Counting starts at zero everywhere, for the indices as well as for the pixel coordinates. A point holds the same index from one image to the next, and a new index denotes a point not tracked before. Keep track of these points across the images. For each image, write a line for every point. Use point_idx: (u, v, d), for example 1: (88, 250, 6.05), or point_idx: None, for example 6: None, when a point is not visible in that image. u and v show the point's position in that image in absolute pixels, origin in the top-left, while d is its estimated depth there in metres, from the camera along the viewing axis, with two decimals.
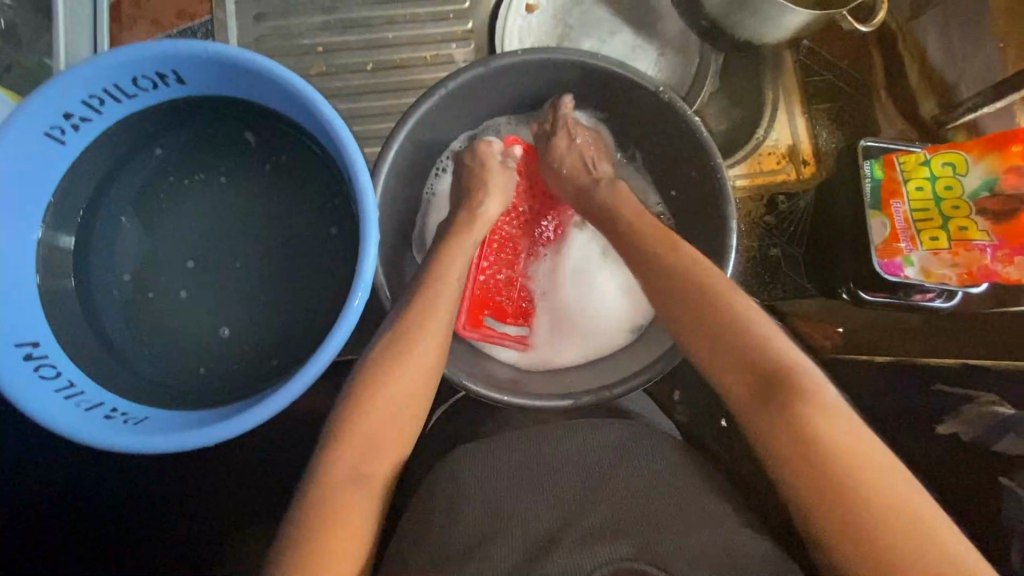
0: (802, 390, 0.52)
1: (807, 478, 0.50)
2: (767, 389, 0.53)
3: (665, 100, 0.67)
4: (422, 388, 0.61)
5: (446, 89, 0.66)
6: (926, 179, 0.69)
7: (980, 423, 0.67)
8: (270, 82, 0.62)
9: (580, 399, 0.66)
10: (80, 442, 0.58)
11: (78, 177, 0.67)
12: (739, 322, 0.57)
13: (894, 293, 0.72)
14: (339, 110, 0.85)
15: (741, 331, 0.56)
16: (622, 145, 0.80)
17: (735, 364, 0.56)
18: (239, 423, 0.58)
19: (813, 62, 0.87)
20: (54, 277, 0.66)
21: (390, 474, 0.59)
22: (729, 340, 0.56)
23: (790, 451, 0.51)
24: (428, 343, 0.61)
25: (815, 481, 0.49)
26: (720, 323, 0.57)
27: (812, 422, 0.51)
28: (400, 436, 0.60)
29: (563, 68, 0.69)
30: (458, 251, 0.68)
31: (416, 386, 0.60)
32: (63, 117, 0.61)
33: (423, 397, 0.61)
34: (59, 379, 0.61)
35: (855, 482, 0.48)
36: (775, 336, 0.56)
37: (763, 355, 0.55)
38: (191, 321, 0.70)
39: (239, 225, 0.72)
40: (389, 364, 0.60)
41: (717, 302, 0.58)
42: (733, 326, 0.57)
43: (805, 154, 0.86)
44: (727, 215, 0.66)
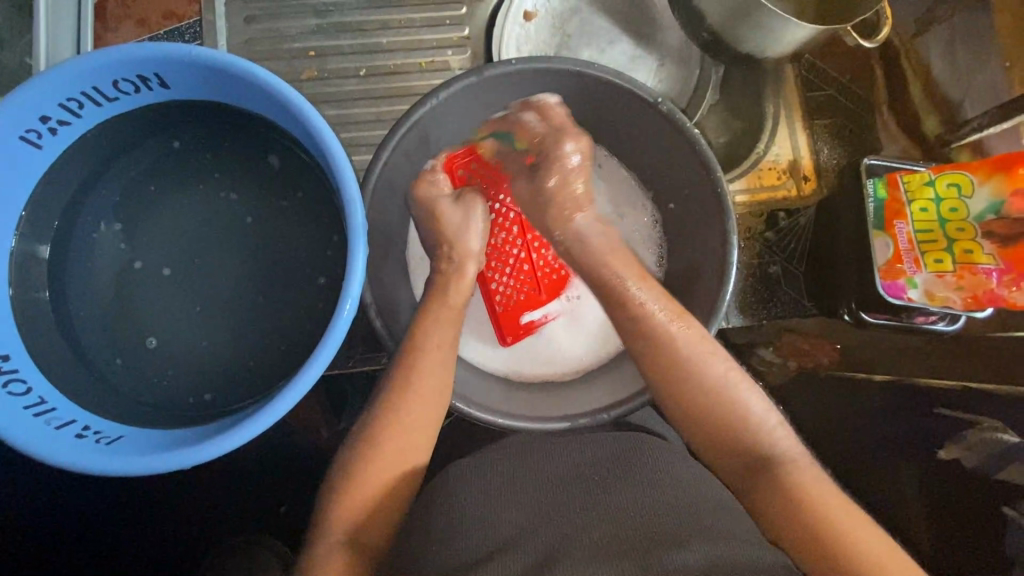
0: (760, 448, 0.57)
1: (790, 528, 0.52)
2: (734, 446, 0.58)
3: (663, 111, 0.65)
4: (430, 410, 0.61)
5: (440, 98, 0.64)
6: (930, 200, 0.68)
7: (982, 450, 0.65)
8: (256, 87, 0.60)
9: (576, 421, 0.63)
10: (46, 462, 0.55)
11: (56, 183, 0.64)
12: (711, 381, 0.59)
13: (896, 315, 0.70)
14: (330, 116, 0.82)
15: (708, 391, 0.59)
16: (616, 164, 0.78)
17: (705, 429, 0.59)
18: (217, 445, 0.55)
19: (815, 76, 0.86)
20: (28, 288, 0.63)
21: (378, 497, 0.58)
22: (701, 404, 0.59)
23: (765, 503, 0.55)
24: (430, 363, 0.61)
25: (795, 531, 0.52)
26: (697, 383, 0.59)
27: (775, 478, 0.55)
28: (403, 454, 0.59)
29: (559, 77, 0.67)
30: (468, 264, 0.68)
31: (425, 409, 0.60)
32: (40, 120, 0.58)
33: (431, 418, 0.61)
34: (28, 395, 0.58)
35: (822, 522, 0.51)
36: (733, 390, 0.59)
37: (728, 417, 0.59)
38: (172, 334, 0.67)
39: (225, 235, 0.69)
40: (398, 386, 0.60)
41: (692, 362, 0.59)
42: (703, 388, 0.59)
43: (806, 169, 0.84)
44: (727, 232, 0.64)
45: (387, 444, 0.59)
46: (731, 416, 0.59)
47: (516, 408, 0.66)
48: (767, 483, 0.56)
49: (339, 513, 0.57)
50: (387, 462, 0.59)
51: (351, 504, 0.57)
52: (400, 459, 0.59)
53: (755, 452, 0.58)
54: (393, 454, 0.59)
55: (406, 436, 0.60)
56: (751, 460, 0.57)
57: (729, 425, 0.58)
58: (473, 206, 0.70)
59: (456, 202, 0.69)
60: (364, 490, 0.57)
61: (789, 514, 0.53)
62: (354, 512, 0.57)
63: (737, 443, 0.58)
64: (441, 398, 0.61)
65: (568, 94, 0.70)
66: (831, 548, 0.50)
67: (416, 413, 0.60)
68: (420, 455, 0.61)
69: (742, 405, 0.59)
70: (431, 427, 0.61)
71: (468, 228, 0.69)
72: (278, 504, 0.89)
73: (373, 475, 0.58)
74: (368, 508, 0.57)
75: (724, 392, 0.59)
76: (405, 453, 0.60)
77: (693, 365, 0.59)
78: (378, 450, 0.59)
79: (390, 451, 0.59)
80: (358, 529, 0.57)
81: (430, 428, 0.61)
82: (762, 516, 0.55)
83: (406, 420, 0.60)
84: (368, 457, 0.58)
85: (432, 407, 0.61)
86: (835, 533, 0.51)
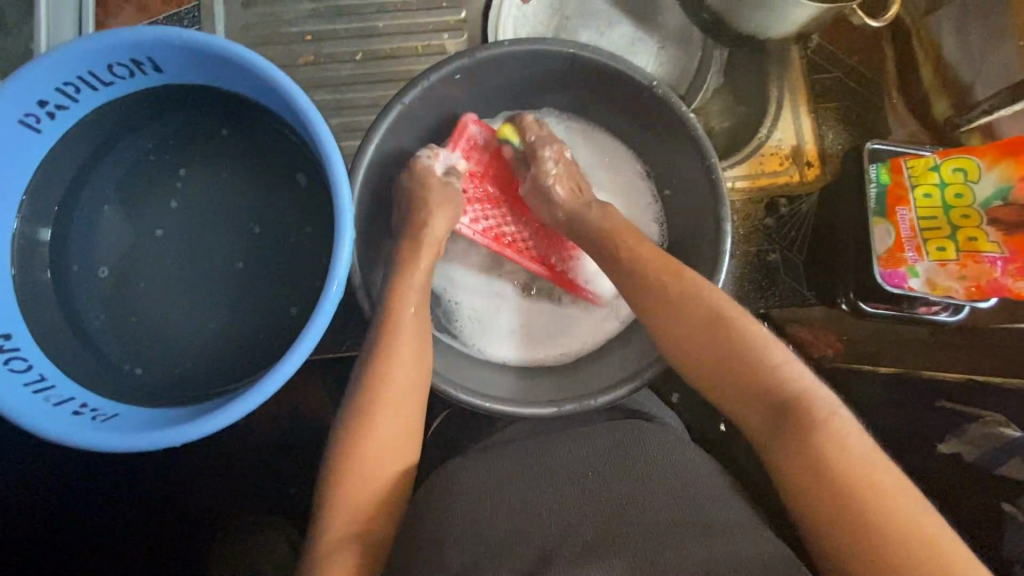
0: (772, 393, 0.53)
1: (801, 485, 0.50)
2: (743, 394, 0.55)
3: (659, 96, 0.64)
4: (407, 395, 0.61)
5: (431, 80, 0.64)
6: (935, 185, 0.65)
7: (983, 445, 0.64)
8: (249, 72, 0.60)
9: (562, 407, 0.63)
10: (45, 438, 0.56)
11: (56, 166, 0.65)
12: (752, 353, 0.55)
13: (896, 305, 0.69)
14: (326, 100, 0.82)
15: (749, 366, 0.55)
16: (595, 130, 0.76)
17: (741, 400, 0.55)
18: (205, 425, 0.56)
19: (821, 58, 0.83)
20: (30, 269, 0.64)
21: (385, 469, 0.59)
22: (741, 377, 0.55)
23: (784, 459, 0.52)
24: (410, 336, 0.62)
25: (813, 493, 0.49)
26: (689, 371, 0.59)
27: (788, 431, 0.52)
28: (385, 441, 0.59)
29: (553, 60, 0.66)
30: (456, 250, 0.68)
31: (410, 394, 0.61)
32: (38, 105, 0.59)
33: (409, 401, 0.61)
34: (29, 372, 0.60)
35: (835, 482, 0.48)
36: (749, 339, 0.56)
37: (737, 366, 0.55)
38: (170, 315, 0.69)
39: (223, 220, 0.70)
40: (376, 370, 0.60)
41: (740, 340, 0.56)
42: (740, 361, 0.55)
43: (809, 155, 0.82)
44: (721, 219, 0.63)
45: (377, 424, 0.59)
46: (740, 366, 0.55)
47: (505, 391, 0.67)
48: (785, 445, 0.52)
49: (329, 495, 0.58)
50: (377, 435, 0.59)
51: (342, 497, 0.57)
52: (384, 448, 0.59)
53: (776, 405, 0.53)
54: (376, 442, 0.59)
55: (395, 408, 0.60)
56: (774, 414, 0.53)
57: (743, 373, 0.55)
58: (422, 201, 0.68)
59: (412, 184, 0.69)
60: (352, 478, 0.57)
61: (836, 500, 0.48)
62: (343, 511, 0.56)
63: (780, 414, 0.53)
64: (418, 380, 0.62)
65: (562, 77, 0.69)
66: (838, 513, 0.47)
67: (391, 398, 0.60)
68: (407, 441, 0.61)
69: (759, 357, 0.55)
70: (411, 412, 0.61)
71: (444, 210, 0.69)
72: (282, 487, 0.90)
73: (361, 464, 0.58)
74: (358, 494, 0.57)
75: (741, 346, 0.56)
76: (396, 435, 0.60)
77: (731, 341, 0.56)
78: (366, 440, 0.58)
79: (382, 435, 0.59)
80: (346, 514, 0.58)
81: (416, 405, 0.62)
82: (802, 499, 0.50)
83: (400, 397, 0.60)
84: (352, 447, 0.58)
85: (410, 390, 0.61)
86: (853, 494, 0.47)
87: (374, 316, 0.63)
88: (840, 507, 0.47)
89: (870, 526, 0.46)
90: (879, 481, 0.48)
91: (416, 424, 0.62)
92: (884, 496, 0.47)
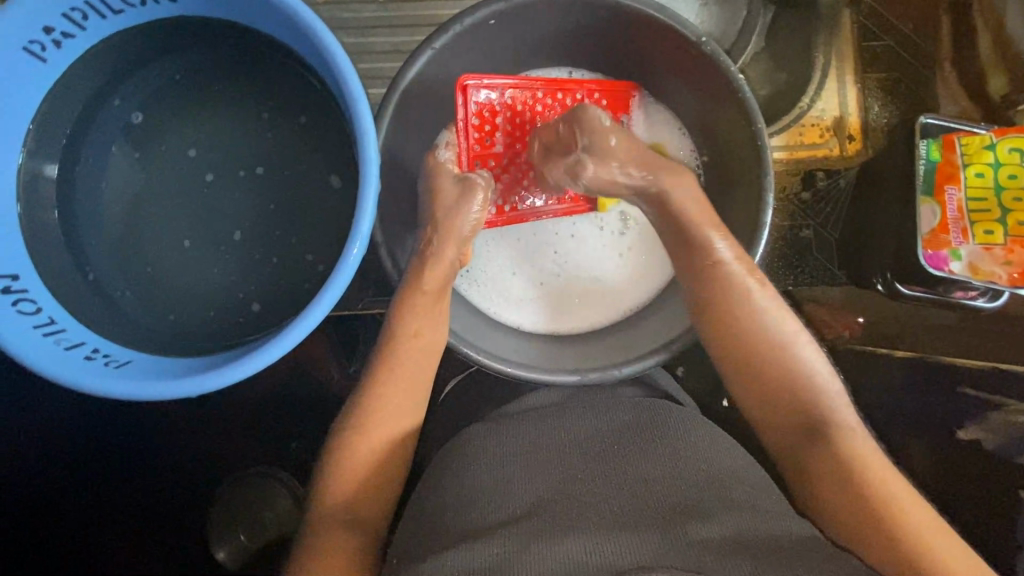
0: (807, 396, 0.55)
1: (834, 487, 0.52)
2: (778, 386, 0.56)
3: (706, 53, 0.59)
4: (421, 379, 0.60)
5: (465, 24, 0.59)
6: (989, 164, 0.63)
7: (1004, 433, 0.64)
8: (271, 6, 0.56)
9: (586, 375, 0.62)
10: (57, 382, 0.54)
11: (62, 99, 0.61)
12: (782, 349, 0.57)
13: (932, 288, 0.67)
14: (346, 44, 0.78)
15: (772, 361, 0.56)
16: (641, 83, 0.71)
17: (771, 394, 0.56)
18: (222, 378, 0.54)
19: (871, 25, 0.79)
20: (38, 209, 0.62)
21: (395, 434, 0.58)
22: (772, 377, 0.56)
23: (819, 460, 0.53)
24: (425, 308, 0.61)
25: (844, 493, 0.51)
26: None
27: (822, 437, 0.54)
28: (400, 416, 0.59)
29: (595, 9, 0.61)
30: (448, 245, 0.62)
31: (420, 367, 0.60)
32: (44, 31, 0.55)
33: (422, 386, 0.60)
34: (38, 314, 0.57)
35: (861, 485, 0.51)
36: (790, 344, 0.57)
37: (776, 355, 0.57)
38: (181, 265, 0.66)
39: (240, 167, 0.67)
40: (401, 351, 0.60)
41: (760, 342, 0.57)
42: (780, 364, 0.56)
43: (852, 128, 0.79)
44: (763, 189, 0.60)
45: (387, 387, 0.59)
46: (782, 365, 0.56)
47: (526, 356, 0.65)
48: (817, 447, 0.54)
49: (347, 454, 0.56)
50: (390, 399, 0.58)
51: (358, 462, 0.56)
52: (403, 426, 0.59)
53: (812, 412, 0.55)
54: (393, 420, 0.58)
55: (408, 372, 0.60)
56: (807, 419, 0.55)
57: (782, 369, 0.56)
58: (473, 188, 0.63)
59: (458, 181, 0.63)
60: (363, 438, 0.57)
61: (861, 505, 0.50)
62: (356, 477, 0.56)
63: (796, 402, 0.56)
64: (430, 367, 0.61)
65: (603, 31, 0.65)
66: (865, 513, 0.50)
67: (407, 382, 0.59)
68: (414, 417, 0.60)
69: (798, 360, 0.57)
70: (423, 395, 0.61)
71: (464, 205, 0.63)
72: (285, 442, 0.89)
73: (376, 438, 0.57)
74: (370, 467, 0.57)
75: (780, 348, 0.57)
76: (405, 397, 0.59)
77: (756, 339, 0.57)
78: (382, 418, 0.58)
79: (391, 396, 0.59)
80: (358, 476, 0.56)
81: (426, 371, 0.61)
82: (825, 497, 0.52)
83: (408, 358, 0.60)
84: (369, 424, 0.57)
85: (425, 372, 0.61)
86: (881, 497, 0.50)
87: (408, 283, 0.61)
88: (872, 509, 0.49)
89: (873, 529, 0.49)
90: (904, 496, 0.50)
91: (426, 390, 0.61)
92: (907, 506, 0.50)
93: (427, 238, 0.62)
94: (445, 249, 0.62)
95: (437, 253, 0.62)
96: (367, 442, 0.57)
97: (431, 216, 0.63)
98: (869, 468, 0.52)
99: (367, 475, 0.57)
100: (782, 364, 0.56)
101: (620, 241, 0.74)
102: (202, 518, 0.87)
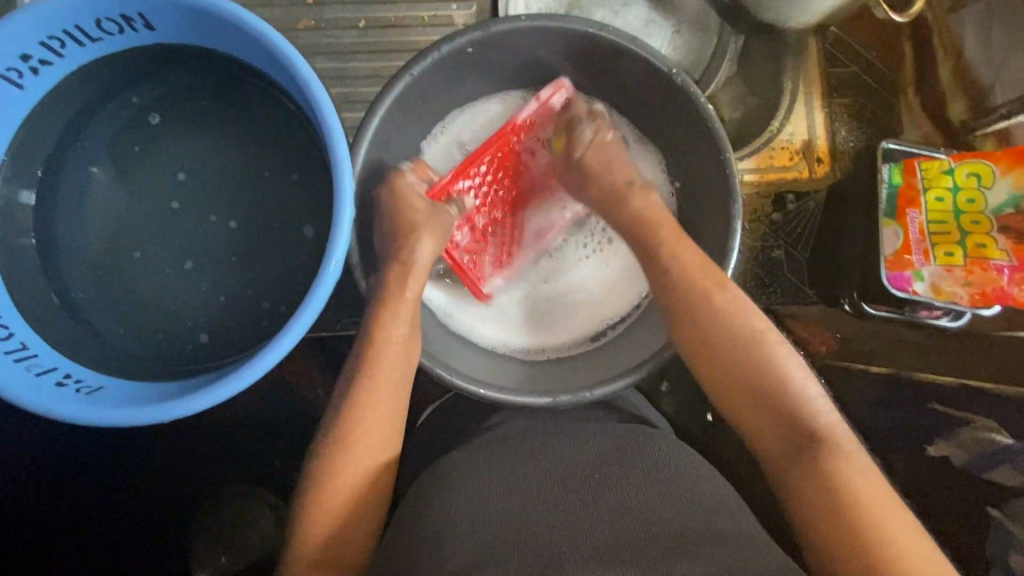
0: (787, 408, 0.54)
1: (812, 501, 0.51)
2: (758, 395, 0.55)
3: (678, 83, 0.62)
4: (399, 392, 0.60)
5: (442, 52, 0.61)
6: (947, 189, 0.65)
7: (972, 449, 0.63)
8: (248, 35, 0.57)
9: (558, 397, 0.62)
10: (27, 409, 0.54)
11: (37, 126, 0.62)
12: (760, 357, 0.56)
13: (897, 307, 0.69)
14: (324, 69, 0.79)
15: (748, 371, 0.56)
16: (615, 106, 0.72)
17: (752, 404, 0.56)
18: (194, 403, 0.54)
19: (838, 52, 0.82)
20: (12, 234, 0.62)
21: (373, 457, 0.58)
22: (746, 388, 0.56)
23: (801, 473, 0.52)
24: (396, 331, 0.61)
25: (823, 507, 0.50)
26: None
27: (804, 450, 0.53)
28: (377, 439, 0.59)
29: (568, 39, 0.63)
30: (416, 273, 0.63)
31: (395, 389, 0.60)
32: (21, 60, 0.56)
33: (399, 407, 0.60)
34: (10, 340, 0.57)
35: (844, 499, 0.49)
36: (771, 353, 0.56)
37: (754, 367, 0.56)
38: (155, 288, 0.67)
39: (218, 189, 0.68)
40: (379, 365, 0.60)
41: (738, 351, 0.57)
42: (757, 377, 0.56)
43: (820, 151, 0.81)
44: (731, 215, 0.62)
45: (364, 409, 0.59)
46: (761, 376, 0.56)
47: (499, 377, 0.66)
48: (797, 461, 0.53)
49: (321, 477, 0.57)
50: (368, 421, 0.58)
51: (330, 483, 0.56)
52: (379, 448, 0.59)
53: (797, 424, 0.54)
54: (368, 442, 0.58)
55: (384, 394, 0.59)
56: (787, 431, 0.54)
57: (760, 381, 0.55)
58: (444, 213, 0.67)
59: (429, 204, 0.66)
60: (337, 461, 0.57)
61: (840, 518, 0.49)
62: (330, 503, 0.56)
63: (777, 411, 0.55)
64: (407, 377, 0.61)
65: (576, 60, 0.67)
66: (844, 528, 0.48)
67: (382, 405, 0.59)
68: (393, 441, 0.60)
69: (779, 370, 0.56)
70: (401, 414, 0.61)
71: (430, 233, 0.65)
72: (264, 464, 0.88)
73: (350, 463, 0.57)
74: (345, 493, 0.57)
75: (757, 355, 0.56)
76: (382, 418, 0.59)
77: (732, 348, 0.57)
78: (359, 438, 0.58)
79: (368, 417, 0.58)
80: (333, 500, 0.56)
81: (401, 393, 0.61)
82: (808, 511, 0.51)
83: (382, 379, 0.60)
84: (343, 445, 0.57)
85: (402, 392, 0.61)
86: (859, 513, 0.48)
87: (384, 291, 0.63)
88: (851, 523, 0.48)
89: (850, 543, 0.48)
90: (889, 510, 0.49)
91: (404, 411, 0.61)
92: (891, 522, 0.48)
93: (399, 250, 0.64)
94: (416, 257, 0.64)
95: (411, 261, 0.64)
96: (343, 465, 0.57)
97: (400, 232, 0.65)
98: (854, 484, 0.50)
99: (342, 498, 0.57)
100: (758, 376, 0.55)
101: (586, 257, 0.75)
102: (177, 541, 0.86)
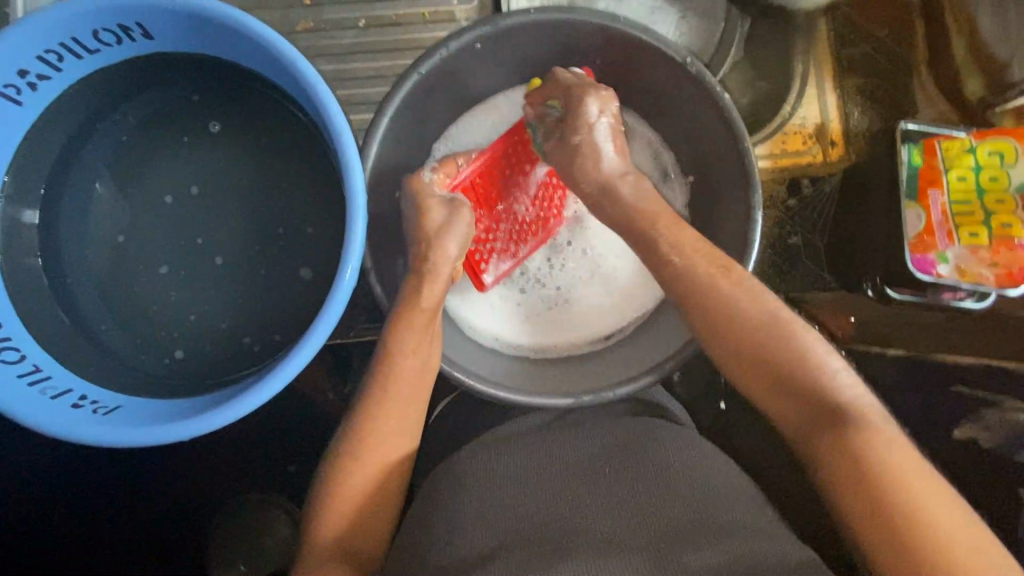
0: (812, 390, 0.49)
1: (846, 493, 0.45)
2: (783, 379, 0.51)
3: (692, 72, 0.60)
4: (414, 398, 0.59)
5: (450, 48, 0.59)
6: (970, 168, 0.65)
7: (1001, 431, 0.63)
8: (250, 41, 0.56)
9: (580, 399, 0.61)
10: (44, 433, 0.53)
11: (37, 143, 0.60)
12: (804, 362, 0.50)
13: (921, 291, 0.67)
14: (324, 71, 0.77)
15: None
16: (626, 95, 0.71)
17: (772, 388, 0.51)
18: (213, 421, 0.53)
19: (847, 32, 0.81)
20: (18, 255, 0.61)
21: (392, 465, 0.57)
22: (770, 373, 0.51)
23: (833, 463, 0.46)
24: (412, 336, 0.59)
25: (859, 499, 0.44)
26: None
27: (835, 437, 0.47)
28: (396, 448, 0.58)
29: (577, 31, 0.62)
30: (443, 270, 0.61)
31: (411, 397, 0.59)
32: (18, 75, 0.54)
33: (415, 414, 0.59)
34: (23, 363, 0.56)
35: (882, 488, 0.44)
36: (788, 329, 0.52)
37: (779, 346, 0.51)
38: (163, 302, 0.65)
39: (224, 199, 0.66)
40: (396, 373, 0.58)
41: (761, 349, 0.52)
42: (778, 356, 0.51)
43: (834, 134, 0.80)
44: (751, 206, 0.60)
45: (382, 418, 0.57)
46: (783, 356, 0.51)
47: (513, 380, 0.65)
48: (828, 446, 0.47)
49: (344, 489, 0.55)
50: (387, 429, 0.57)
51: (350, 494, 0.55)
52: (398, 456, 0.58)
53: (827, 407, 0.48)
54: (387, 451, 0.57)
55: (402, 403, 0.58)
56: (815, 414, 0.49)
57: (778, 361, 0.50)
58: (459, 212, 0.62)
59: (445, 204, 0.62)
60: (358, 471, 0.56)
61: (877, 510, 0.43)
62: (356, 514, 0.55)
63: (807, 426, 0.49)
64: (423, 384, 0.60)
65: (585, 52, 0.65)
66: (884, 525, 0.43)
67: (400, 414, 0.58)
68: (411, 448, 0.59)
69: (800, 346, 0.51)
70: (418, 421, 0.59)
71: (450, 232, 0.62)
72: (280, 474, 0.87)
73: (373, 469, 0.56)
74: (370, 500, 0.56)
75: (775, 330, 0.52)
76: (401, 427, 0.58)
77: (767, 354, 0.51)
78: (378, 448, 0.57)
79: (386, 426, 0.57)
80: (356, 510, 0.55)
81: (418, 400, 0.59)
82: (843, 506, 0.45)
83: (399, 387, 0.58)
84: (364, 456, 0.56)
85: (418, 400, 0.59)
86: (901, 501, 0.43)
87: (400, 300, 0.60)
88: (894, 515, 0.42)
89: (892, 539, 0.42)
90: (937, 496, 0.43)
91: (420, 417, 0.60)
92: (940, 513, 0.42)
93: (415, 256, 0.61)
94: (441, 265, 0.61)
95: (433, 269, 0.61)
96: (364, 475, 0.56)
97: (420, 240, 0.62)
98: (893, 465, 0.44)
99: (363, 509, 0.56)
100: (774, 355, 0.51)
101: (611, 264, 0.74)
102: (197, 554, 0.86)
